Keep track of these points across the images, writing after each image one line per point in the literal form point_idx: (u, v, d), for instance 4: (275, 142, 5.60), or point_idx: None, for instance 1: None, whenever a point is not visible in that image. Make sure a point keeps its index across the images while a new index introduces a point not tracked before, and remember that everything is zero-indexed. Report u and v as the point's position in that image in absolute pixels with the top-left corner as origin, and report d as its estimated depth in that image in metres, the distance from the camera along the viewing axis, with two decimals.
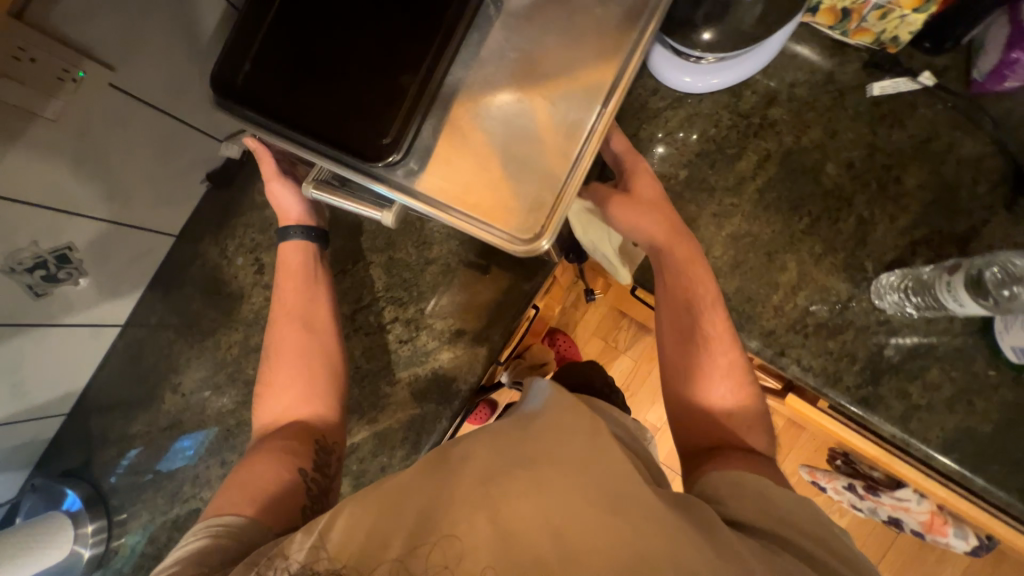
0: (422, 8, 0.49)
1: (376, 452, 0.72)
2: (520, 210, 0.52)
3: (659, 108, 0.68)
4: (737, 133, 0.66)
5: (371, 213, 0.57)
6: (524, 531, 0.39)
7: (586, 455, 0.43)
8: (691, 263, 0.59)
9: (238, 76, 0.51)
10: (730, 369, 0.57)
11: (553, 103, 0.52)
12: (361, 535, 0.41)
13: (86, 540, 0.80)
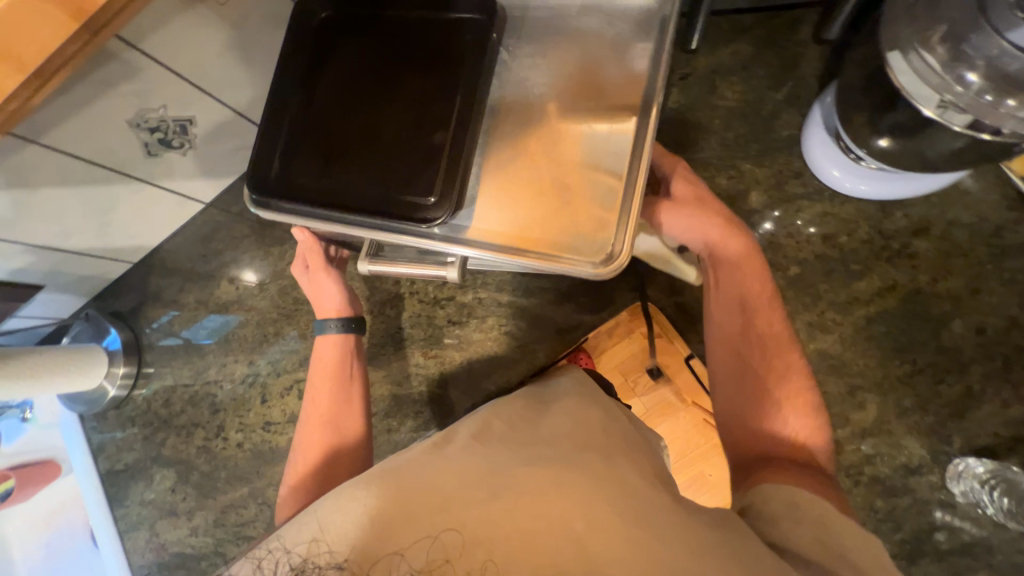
0: (432, 49, 0.49)
1: (388, 414, 0.73)
2: (582, 240, 0.48)
3: (794, 194, 0.64)
4: (868, 251, 0.61)
5: (434, 272, 0.58)
6: (541, 532, 0.39)
7: (601, 467, 0.43)
8: (744, 258, 0.56)
9: (272, 171, 0.50)
10: (775, 375, 0.52)
11: (595, 154, 0.49)
12: (360, 521, 0.40)
13: (114, 379, 0.86)
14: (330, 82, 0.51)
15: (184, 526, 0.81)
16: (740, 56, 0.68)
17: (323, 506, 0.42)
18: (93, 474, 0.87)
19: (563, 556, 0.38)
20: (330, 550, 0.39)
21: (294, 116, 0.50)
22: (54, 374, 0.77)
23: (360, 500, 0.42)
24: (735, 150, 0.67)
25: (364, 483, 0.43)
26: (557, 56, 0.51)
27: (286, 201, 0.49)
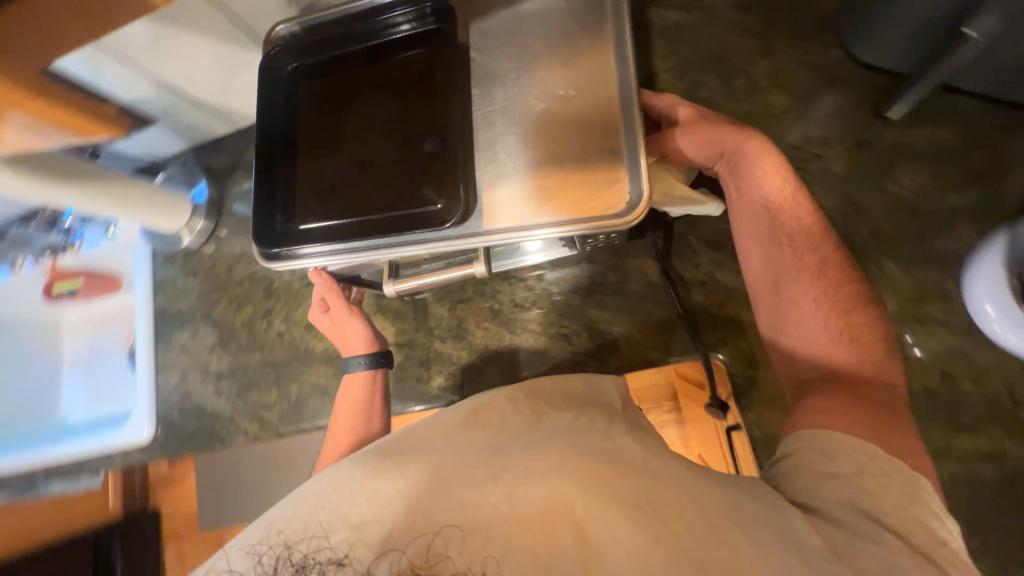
0: (398, 75, 0.53)
1: (423, 364, 0.74)
2: (600, 169, 0.48)
3: (931, 316, 0.57)
4: (986, 407, 0.54)
5: (462, 271, 0.54)
6: (541, 519, 0.35)
7: (598, 446, 0.40)
8: (761, 161, 0.52)
9: (280, 223, 0.53)
10: (810, 284, 0.49)
11: (582, 159, 0.48)
12: (356, 497, 0.37)
13: (192, 229, 0.91)
14: (311, 114, 0.55)
15: (210, 385, 0.86)
16: (934, 145, 0.60)
17: (319, 491, 0.39)
18: (148, 307, 0.89)
19: (564, 543, 0.34)
20: (331, 536, 0.36)
21: (277, 168, 0.54)
22: (140, 210, 0.80)
23: (355, 476, 0.39)
24: (884, 244, 0.59)
25: (362, 460, 0.40)
26: (518, 107, 0.51)
27: (299, 244, 0.52)
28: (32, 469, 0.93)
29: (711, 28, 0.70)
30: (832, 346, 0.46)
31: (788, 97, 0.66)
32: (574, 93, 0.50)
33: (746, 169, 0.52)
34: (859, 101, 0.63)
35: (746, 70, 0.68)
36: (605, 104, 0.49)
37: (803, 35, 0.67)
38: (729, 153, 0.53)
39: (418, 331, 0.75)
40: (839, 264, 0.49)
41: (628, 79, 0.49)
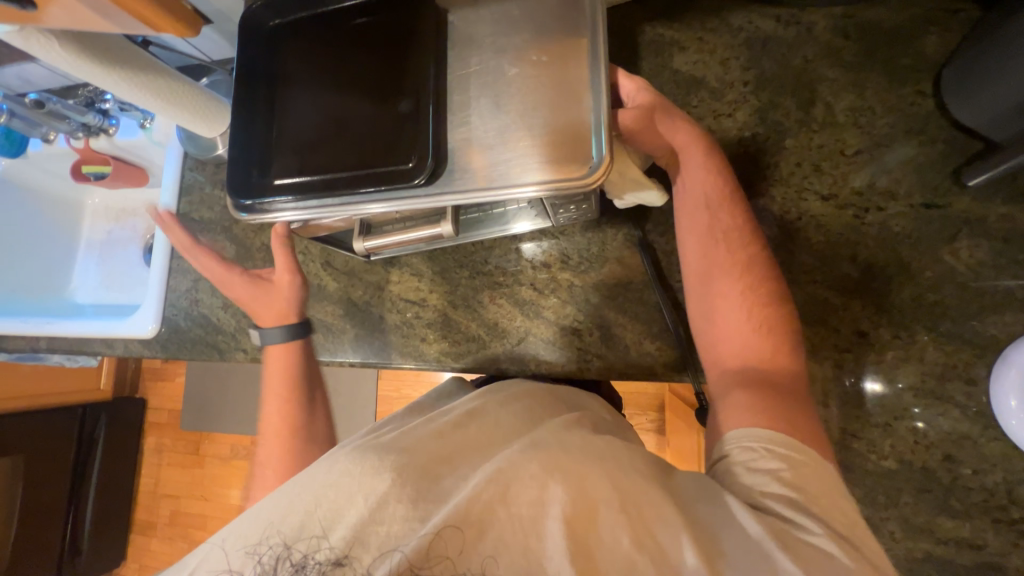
0: (383, 34, 0.55)
1: (430, 326, 0.74)
2: (567, 142, 0.48)
3: (950, 396, 0.55)
4: (980, 499, 0.53)
5: (429, 231, 0.53)
6: (537, 519, 0.37)
7: (586, 449, 0.42)
8: (699, 165, 0.57)
9: (256, 177, 0.56)
10: (732, 277, 0.53)
11: (543, 137, 0.49)
12: (354, 493, 0.39)
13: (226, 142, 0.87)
14: (296, 71, 0.58)
15: (219, 298, 0.86)
16: (1005, 224, 0.57)
17: (319, 489, 0.40)
18: (172, 208, 0.92)
19: (556, 541, 0.36)
20: (333, 534, 0.37)
21: (259, 121, 0.57)
22: (190, 116, 0.80)
23: (354, 473, 0.40)
24: (922, 315, 0.57)
25: (359, 456, 0.42)
26: (494, 83, 0.52)
27: (274, 198, 0.54)
28: (37, 339, 0.96)
29: (804, 48, 0.65)
30: (745, 334, 0.51)
31: (865, 139, 0.62)
32: (544, 71, 0.51)
33: (689, 166, 0.57)
34: (939, 159, 0.59)
35: (828, 102, 0.64)
36: (573, 86, 0.50)
37: (900, 76, 0.62)
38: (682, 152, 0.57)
39: (433, 292, 0.74)
40: (765, 263, 0.54)
41: (598, 56, 0.49)
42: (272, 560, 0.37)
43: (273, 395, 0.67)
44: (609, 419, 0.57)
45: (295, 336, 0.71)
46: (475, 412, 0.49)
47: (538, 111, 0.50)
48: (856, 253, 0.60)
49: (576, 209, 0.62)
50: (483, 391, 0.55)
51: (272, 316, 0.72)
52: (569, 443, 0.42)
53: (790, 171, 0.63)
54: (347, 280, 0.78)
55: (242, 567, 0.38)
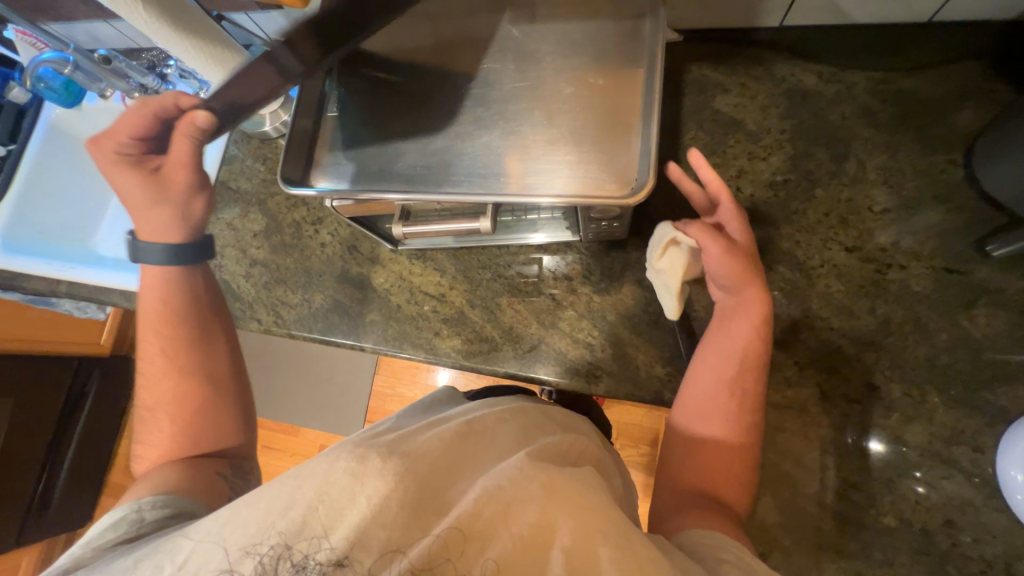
0: (452, 44, 0.60)
1: (446, 322, 0.75)
2: (613, 163, 0.50)
3: (955, 461, 0.55)
4: (975, 569, 0.52)
5: (467, 225, 0.53)
6: (536, 544, 0.37)
7: (585, 490, 0.40)
8: (743, 307, 0.55)
9: (310, 149, 0.59)
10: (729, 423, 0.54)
11: (591, 153, 0.51)
12: (347, 484, 0.37)
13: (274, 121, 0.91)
14: (365, 61, 0.61)
15: (242, 267, 0.87)
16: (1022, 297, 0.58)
17: (314, 487, 0.37)
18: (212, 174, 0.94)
19: (553, 567, 0.36)
20: (337, 532, 0.36)
21: (319, 98, 0.60)
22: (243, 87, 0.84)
23: (354, 472, 0.38)
24: (933, 377, 0.58)
25: (358, 451, 0.39)
26: (548, 96, 0.55)
27: (323, 176, 0.58)
28: (57, 283, 0.97)
29: (842, 105, 0.68)
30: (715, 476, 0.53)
31: (893, 199, 0.64)
32: (597, 92, 0.53)
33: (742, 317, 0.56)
34: (964, 226, 0.61)
35: (860, 158, 0.66)
36: (625, 108, 0.52)
37: (933, 143, 0.64)
38: (740, 295, 0.56)
39: (454, 288, 0.76)
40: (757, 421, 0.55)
41: (653, 78, 0.51)
42: (274, 553, 0.36)
43: (153, 341, 0.58)
44: (605, 462, 0.57)
45: (187, 263, 0.61)
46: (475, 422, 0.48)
47: (588, 129, 0.52)
48: (874, 307, 0.61)
49: (606, 225, 0.63)
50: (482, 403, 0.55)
51: (151, 229, 0.59)
52: (573, 476, 0.42)
53: (817, 220, 0.65)
54: (371, 266, 0.80)
55: (240, 562, 0.36)
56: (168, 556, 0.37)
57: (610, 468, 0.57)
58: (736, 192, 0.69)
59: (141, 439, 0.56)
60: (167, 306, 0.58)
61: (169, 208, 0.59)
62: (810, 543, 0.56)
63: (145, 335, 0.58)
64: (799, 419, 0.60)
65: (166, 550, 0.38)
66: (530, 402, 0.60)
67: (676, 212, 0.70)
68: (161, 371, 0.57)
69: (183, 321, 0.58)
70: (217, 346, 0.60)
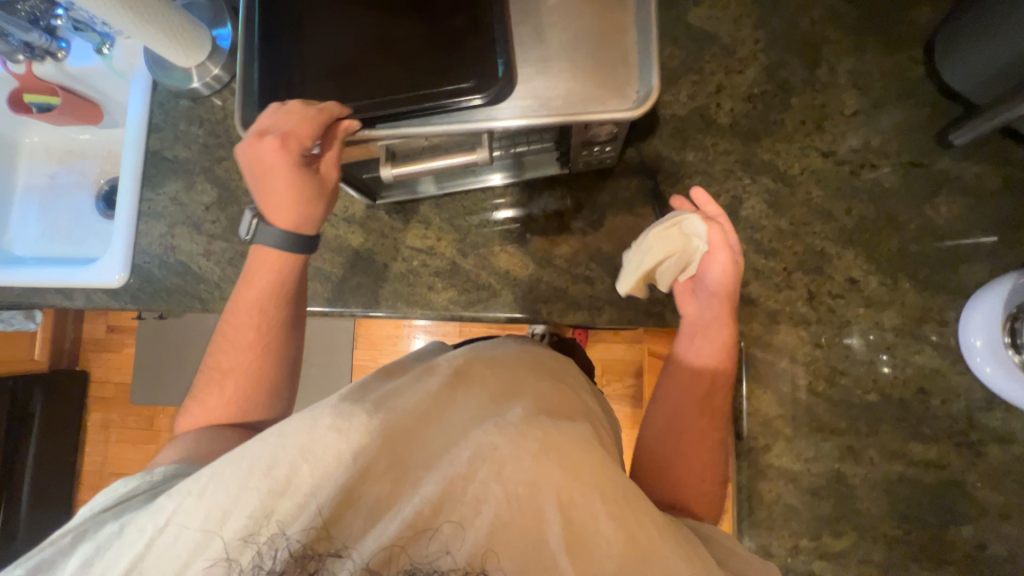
0: None
1: (438, 275, 0.72)
2: (612, 76, 0.48)
3: (925, 336, 0.61)
4: (946, 425, 0.60)
5: (464, 159, 0.49)
6: (527, 502, 0.36)
7: (578, 444, 0.40)
8: (717, 303, 0.57)
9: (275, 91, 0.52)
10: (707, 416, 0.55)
11: (588, 69, 0.48)
12: (334, 453, 0.37)
13: (203, 76, 0.81)
14: None
15: (200, 245, 0.79)
16: (978, 182, 0.62)
17: (297, 447, 0.37)
18: (140, 145, 0.82)
19: (549, 523, 0.35)
20: (311, 504, 0.36)
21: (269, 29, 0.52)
22: (152, 32, 0.72)
23: (339, 429, 0.38)
24: (904, 264, 0.63)
25: (348, 409, 0.40)
26: (534, 8, 0.51)
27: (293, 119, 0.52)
28: None
29: (812, 10, 0.68)
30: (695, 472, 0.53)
31: (863, 100, 0.66)
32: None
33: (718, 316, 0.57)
34: (927, 121, 0.64)
35: (831, 64, 0.67)
36: (617, 14, 0.49)
37: (896, 41, 0.66)
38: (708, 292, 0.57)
39: (442, 240, 0.73)
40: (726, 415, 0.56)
41: None
42: (255, 515, 0.35)
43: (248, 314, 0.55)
44: (591, 399, 0.56)
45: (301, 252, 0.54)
46: (463, 377, 0.48)
47: (582, 41, 0.49)
48: (851, 207, 0.65)
49: (600, 152, 0.60)
50: (469, 351, 0.54)
51: (291, 222, 0.53)
52: (564, 426, 0.42)
53: (794, 129, 0.67)
54: (347, 227, 0.74)
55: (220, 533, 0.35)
56: (150, 519, 0.36)
57: (599, 406, 0.57)
58: (716, 108, 0.69)
59: (198, 393, 0.55)
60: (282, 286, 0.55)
61: (322, 204, 0.53)
62: (808, 427, 0.62)
63: (238, 310, 0.55)
64: (789, 319, 0.64)
65: (149, 513, 0.37)
66: (521, 347, 0.59)
67: (660, 134, 0.69)
68: (244, 350, 0.55)
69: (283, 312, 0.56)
70: (297, 335, 0.58)
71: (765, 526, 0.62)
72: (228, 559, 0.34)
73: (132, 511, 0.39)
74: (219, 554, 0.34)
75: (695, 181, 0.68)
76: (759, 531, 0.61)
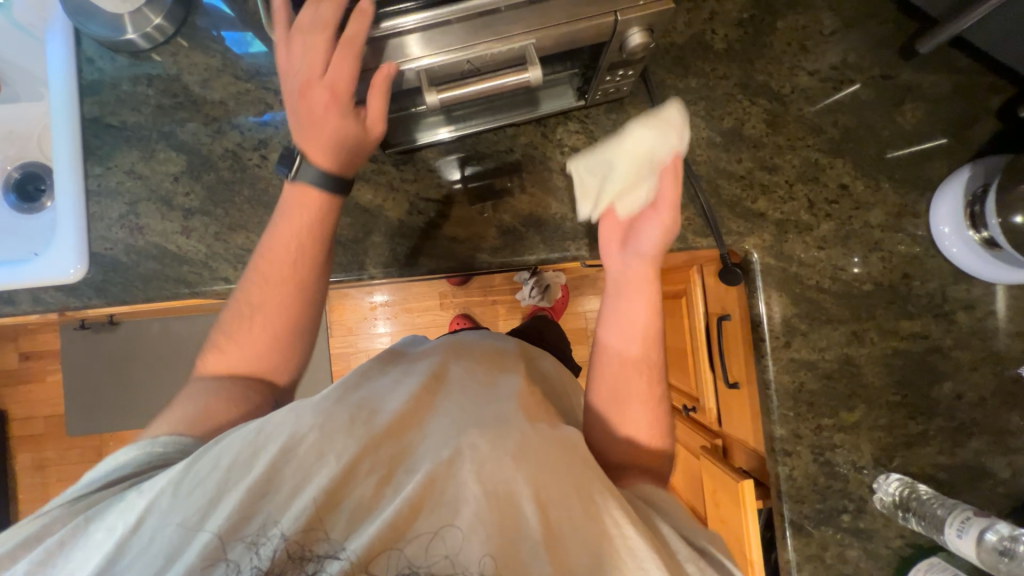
0: None
1: (460, 225, 0.70)
2: None
3: (904, 229, 0.70)
4: (926, 302, 0.70)
5: (515, 79, 0.50)
6: (502, 493, 0.40)
7: (551, 441, 0.44)
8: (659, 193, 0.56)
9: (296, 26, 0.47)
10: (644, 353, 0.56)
11: None
12: (324, 447, 0.41)
13: (143, 26, 0.68)
14: None
15: (175, 222, 0.69)
16: (936, 89, 0.71)
17: (288, 445, 0.41)
18: (73, 113, 0.70)
19: (525, 514, 0.39)
20: (297, 503, 0.39)
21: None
22: None
23: (325, 433, 0.41)
24: (883, 168, 0.71)
25: (334, 409, 0.44)
26: None
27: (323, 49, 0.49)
28: None
29: None
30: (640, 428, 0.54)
31: (838, 20, 0.71)
32: None
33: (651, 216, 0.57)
34: (892, 37, 0.71)
35: None
36: None
37: None
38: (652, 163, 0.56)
39: (459, 189, 0.70)
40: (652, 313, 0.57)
41: None
42: (242, 510, 0.38)
43: (282, 254, 0.57)
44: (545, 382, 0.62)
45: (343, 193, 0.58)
46: (446, 379, 0.51)
47: None
48: (836, 120, 0.71)
49: (620, 76, 0.61)
50: (448, 353, 0.58)
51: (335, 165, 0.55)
52: (539, 419, 0.47)
53: (782, 50, 0.71)
54: (354, 184, 0.69)
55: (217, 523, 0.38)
56: (121, 518, 0.40)
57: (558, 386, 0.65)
58: (712, 34, 0.71)
59: (228, 331, 0.58)
60: (307, 241, 0.57)
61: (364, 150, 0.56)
62: (819, 321, 0.70)
63: (274, 248, 0.57)
64: (794, 227, 0.70)
65: (119, 511, 0.40)
66: (486, 339, 0.65)
67: (663, 63, 0.71)
68: (276, 295, 0.57)
69: (306, 272, 0.58)
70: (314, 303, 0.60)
71: (790, 413, 0.70)
72: (232, 561, 0.36)
73: (102, 501, 0.43)
74: (213, 539, 0.37)
75: (699, 106, 0.71)
76: (786, 419, 0.69)
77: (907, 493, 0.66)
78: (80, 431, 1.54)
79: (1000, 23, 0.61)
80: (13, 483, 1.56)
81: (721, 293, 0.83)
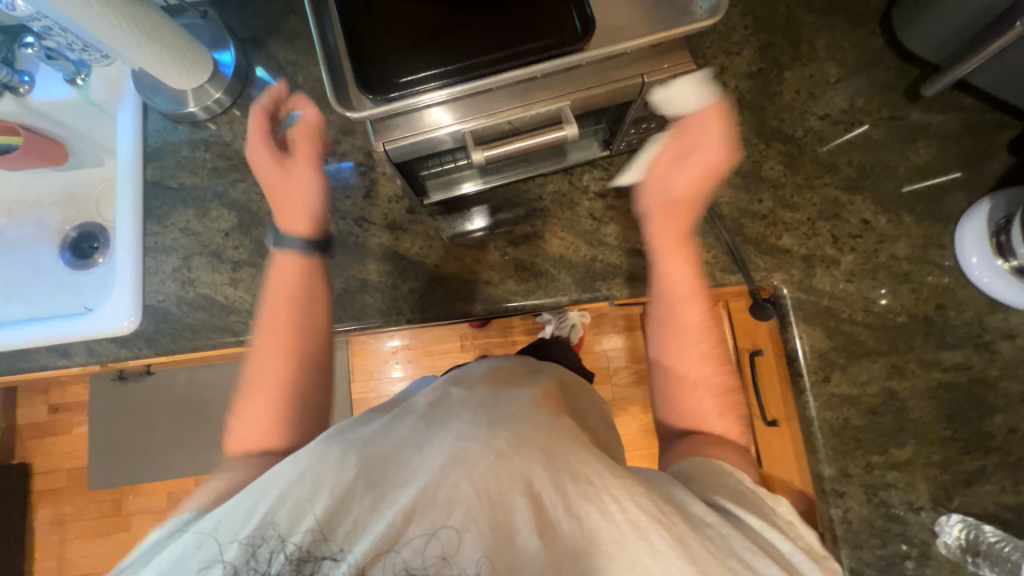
0: None
1: (495, 268, 0.73)
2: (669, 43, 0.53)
3: (932, 259, 0.71)
4: (964, 332, 0.69)
5: (554, 134, 0.54)
6: (497, 492, 0.39)
7: (543, 437, 0.45)
8: (671, 240, 0.60)
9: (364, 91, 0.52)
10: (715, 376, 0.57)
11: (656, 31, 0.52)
12: (322, 473, 0.41)
13: (205, 100, 0.76)
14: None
15: (224, 274, 0.73)
16: (945, 127, 0.74)
17: (287, 479, 0.41)
18: (137, 177, 0.76)
19: (522, 512, 0.39)
20: (296, 524, 0.38)
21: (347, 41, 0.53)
22: (148, 51, 0.67)
23: (319, 467, 0.42)
24: (904, 202, 0.73)
25: (324, 449, 0.44)
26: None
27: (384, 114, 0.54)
28: None
29: None
30: (715, 429, 0.55)
31: (842, 69, 0.76)
32: None
33: (670, 245, 0.59)
34: (896, 82, 0.76)
35: (812, 41, 0.77)
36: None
37: (859, 20, 0.77)
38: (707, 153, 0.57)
39: (490, 235, 0.74)
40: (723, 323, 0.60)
41: None
42: (244, 542, 0.38)
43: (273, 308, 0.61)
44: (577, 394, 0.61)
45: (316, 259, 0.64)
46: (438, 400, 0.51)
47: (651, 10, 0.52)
48: (851, 159, 0.74)
49: (644, 129, 0.65)
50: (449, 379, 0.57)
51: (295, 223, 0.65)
52: (529, 417, 0.47)
53: (792, 97, 0.76)
54: (393, 235, 0.74)
55: (226, 549, 0.38)
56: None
57: (584, 398, 0.62)
58: (724, 86, 0.76)
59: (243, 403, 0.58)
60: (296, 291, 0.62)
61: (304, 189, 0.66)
62: (857, 354, 0.69)
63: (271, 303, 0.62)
64: (821, 261, 0.71)
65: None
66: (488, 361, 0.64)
67: None
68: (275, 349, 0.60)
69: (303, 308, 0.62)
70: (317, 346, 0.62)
71: (835, 451, 0.68)
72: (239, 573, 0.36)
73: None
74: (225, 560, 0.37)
75: None
76: (832, 457, 0.67)
77: (974, 537, 0.62)
78: (99, 484, 1.54)
79: (999, 67, 0.65)
80: (30, 539, 1.54)
81: (751, 330, 0.83)
